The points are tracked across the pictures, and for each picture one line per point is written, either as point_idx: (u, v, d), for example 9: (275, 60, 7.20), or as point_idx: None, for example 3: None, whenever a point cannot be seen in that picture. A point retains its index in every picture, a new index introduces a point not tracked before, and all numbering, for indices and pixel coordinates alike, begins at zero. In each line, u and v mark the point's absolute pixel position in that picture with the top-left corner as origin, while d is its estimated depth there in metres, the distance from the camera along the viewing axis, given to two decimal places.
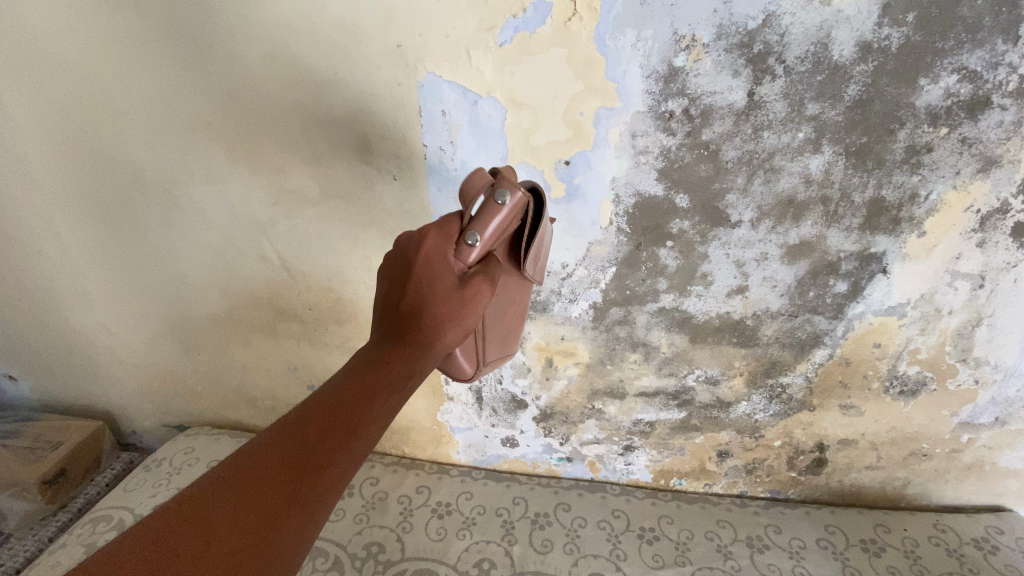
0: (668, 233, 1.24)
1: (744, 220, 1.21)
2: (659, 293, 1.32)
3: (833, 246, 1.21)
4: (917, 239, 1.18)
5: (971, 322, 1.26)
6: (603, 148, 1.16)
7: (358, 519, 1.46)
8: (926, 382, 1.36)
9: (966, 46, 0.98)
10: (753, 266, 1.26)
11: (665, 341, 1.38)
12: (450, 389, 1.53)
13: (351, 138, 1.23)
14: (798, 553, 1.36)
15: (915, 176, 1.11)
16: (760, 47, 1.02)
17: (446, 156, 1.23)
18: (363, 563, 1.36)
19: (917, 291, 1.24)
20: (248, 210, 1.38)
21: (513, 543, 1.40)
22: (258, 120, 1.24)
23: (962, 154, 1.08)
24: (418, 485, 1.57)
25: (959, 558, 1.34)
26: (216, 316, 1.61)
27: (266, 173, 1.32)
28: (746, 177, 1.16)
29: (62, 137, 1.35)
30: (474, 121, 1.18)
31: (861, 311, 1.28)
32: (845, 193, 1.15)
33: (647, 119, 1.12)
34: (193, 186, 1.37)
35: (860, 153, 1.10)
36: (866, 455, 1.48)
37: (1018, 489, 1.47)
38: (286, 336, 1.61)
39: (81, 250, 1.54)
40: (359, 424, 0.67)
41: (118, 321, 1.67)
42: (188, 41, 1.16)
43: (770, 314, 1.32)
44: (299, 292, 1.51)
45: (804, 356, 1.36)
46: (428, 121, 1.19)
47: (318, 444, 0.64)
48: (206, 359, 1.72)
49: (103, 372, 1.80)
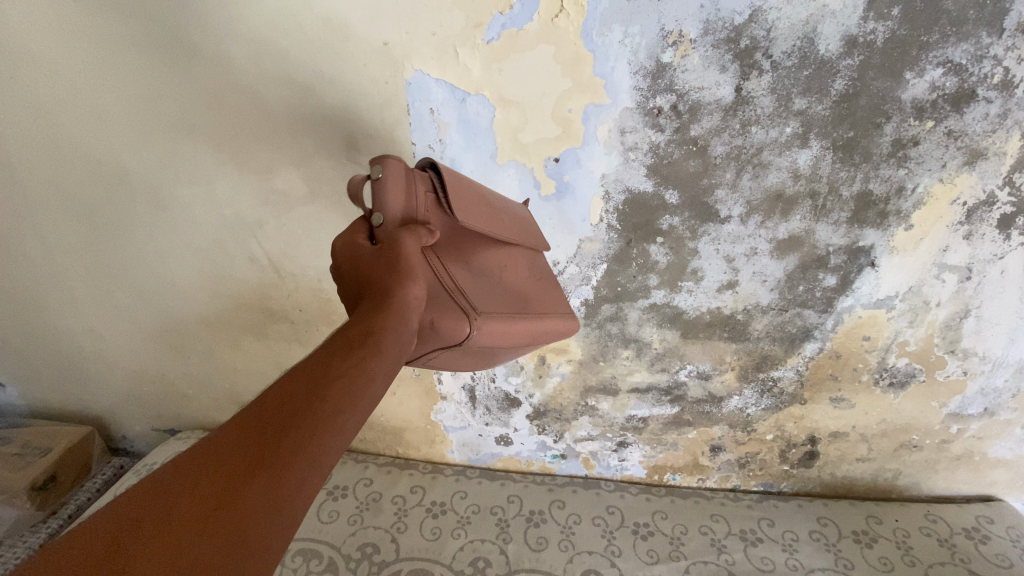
0: (658, 229, 1.24)
1: (733, 215, 1.21)
2: (650, 289, 1.32)
3: (821, 240, 1.22)
4: (905, 232, 1.18)
5: (959, 314, 1.27)
6: (592, 145, 1.16)
7: (352, 521, 1.46)
8: (915, 374, 1.37)
9: (951, 40, 0.98)
10: (743, 261, 1.26)
11: (657, 337, 1.38)
12: (443, 388, 1.53)
13: (339, 137, 1.22)
14: (791, 546, 1.37)
15: (902, 170, 1.12)
16: (747, 42, 1.02)
17: (435, 155, 1.22)
18: (357, 564, 1.35)
19: (905, 284, 1.25)
20: (236, 211, 1.37)
21: (508, 541, 1.40)
22: (244, 120, 1.23)
23: (948, 147, 1.08)
24: (412, 485, 1.57)
25: (950, 548, 1.35)
26: (205, 318, 1.59)
27: (254, 173, 1.31)
28: (735, 172, 1.16)
29: (44, 139, 1.33)
30: (463, 119, 1.17)
31: (851, 304, 1.29)
32: (833, 187, 1.15)
33: (636, 116, 1.12)
34: (179, 187, 1.36)
35: (847, 147, 1.11)
36: (857, 447, 1.49)
37: (1006, 478, 1.49)
38: (277, 338, 1.60)
39: (66, 253, 1.52)
40: (355, 375, 0.54)
41: (106, 324, 1.65)
42: (170, 39, 1.15)
43: (761, 308, 1.32)
44: (289, 293, 1.50)
45: (794, 350, 1.37)
46: (416, 119, 1.18)
47: (308, 394, 0.51)
48: (196, 362, 1.70)
49: (92, 376, 1.78)
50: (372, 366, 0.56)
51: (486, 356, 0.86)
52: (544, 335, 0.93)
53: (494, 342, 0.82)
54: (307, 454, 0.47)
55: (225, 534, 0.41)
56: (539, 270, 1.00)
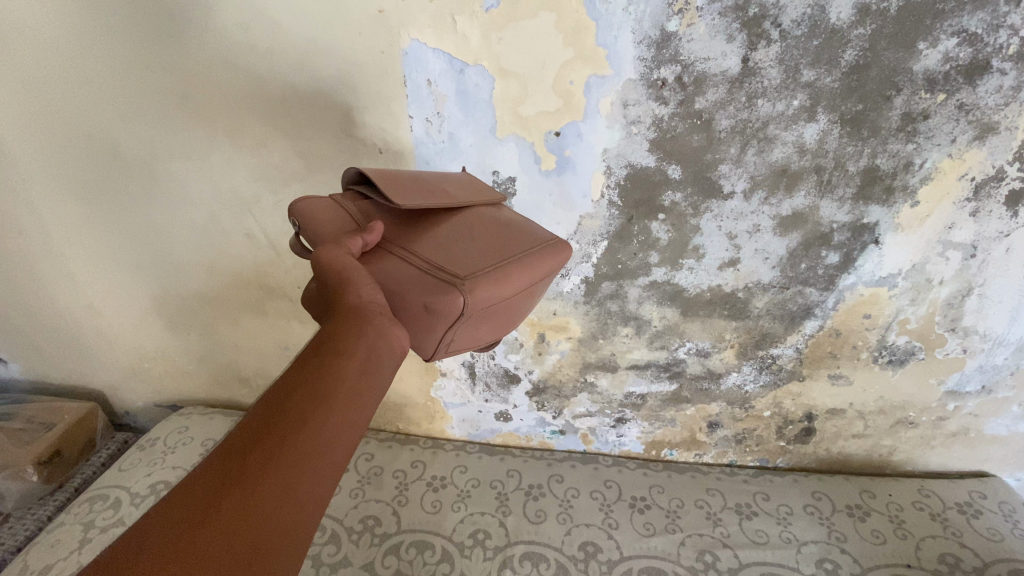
0: (660, 206, 1.22)
1: (736, 191, 1.19)
2: (651, 267, 1.30)
3: (825, 217, 1.20)
4: (911, 209, 1.16)
5: (962, 292, 1.26)
6: (594, 118, 1.13)
7: (353, 494, 1.47)
8: (915, 352, 1.37)
9: (967, 8, 0.95)
10: (745, 238, 1.25)
11: (657, 314, 1.37)
12: (443, 365, 1.53)
13: (335, 110, 1.19)
14: (785, 519, 1.38)
15: (910, 145, 1.09)
16: (756, 10, 0.99)
17: (432, 128, 1.19)
18: (360, 536, 1.36)
19: (909, 261, 1.23)
20: (232, 187, 1.35)
21: (508, 513, 1.41)
22: (237, 92, 1.20)
23: (959, 121, 1.05)
24: (413, 460, 1.58)
25: (942, 522, 1.36)
26: (205, 295, 1.59)
27: (249, 148, 1.28)
28: (739, 147, 1.13)
29: (34, 113, 1.30)
30: (461, 91, 1.14)
31: (853, 282, 1.28)
32: (839, 162, 1.13)
33: (639, 87, 1.08)
34: (174, 162, 1.33)
35: (855, 121, 1.08)
36: (853, 424, 1.50)
37: (1000, 455, 1.51)
38: (276, 315, 1.59)
39: (63, 230, 1.51)
40: (333, 375, 0.59)
41: (106, 302, 1.65)
42: (158, 8, 1.11)
43: (762, 286, 1.31)
44: (287, 270, 1.48)
45: (794, 327, 1.36)
46: (414, 90, 1.15)
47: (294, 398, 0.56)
48: (197, 339, 1.70)
49: (92, 351, 1.78)
50: (335, 367, 0.60)
51: (500, 312, 0.78)
52: (549, 259, 0.82)
53: (494, 295, 0.74)
54: (288, 461, 0.51)
55: (211, 552, 0.44)
56: (513, 216, 0.90)
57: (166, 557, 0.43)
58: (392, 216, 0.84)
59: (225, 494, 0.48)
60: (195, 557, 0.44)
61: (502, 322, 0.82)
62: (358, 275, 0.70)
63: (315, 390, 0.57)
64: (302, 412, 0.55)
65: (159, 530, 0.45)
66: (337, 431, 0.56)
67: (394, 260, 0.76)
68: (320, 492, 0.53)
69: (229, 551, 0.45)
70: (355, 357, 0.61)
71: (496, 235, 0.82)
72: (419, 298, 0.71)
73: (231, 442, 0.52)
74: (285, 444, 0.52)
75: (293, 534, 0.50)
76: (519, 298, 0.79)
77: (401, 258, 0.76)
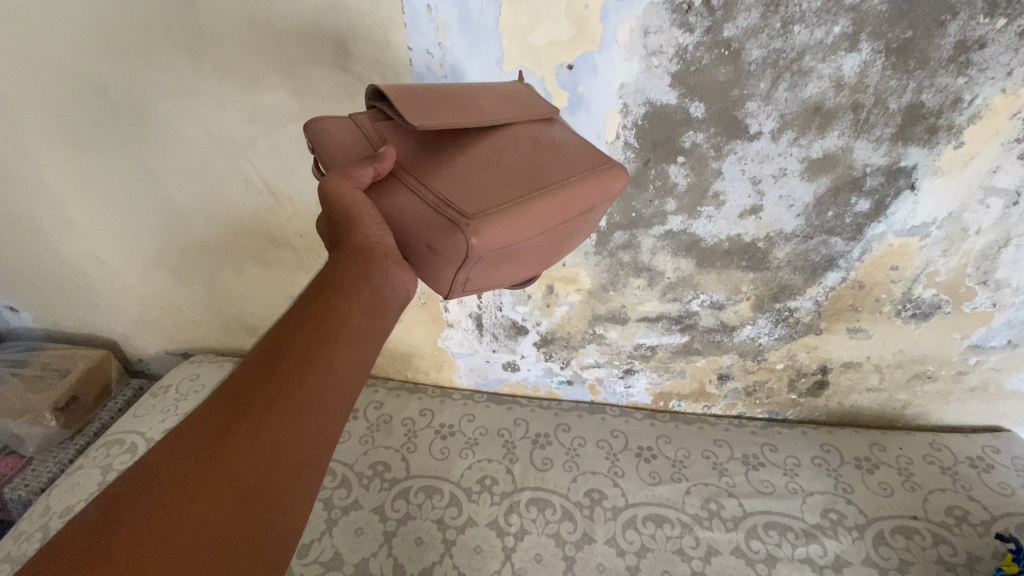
0: (680, 148, 1.13)
1: (763, 131, 1.09)
2: (667, 215, 1.23)
3: (859, 160, 1.11)
4: (954, 151, 1.07)
5: (998, 243, 1.18)
6: (610, 49, 1.03)
7: (363, 441, 1.48)
8: (941, 306, 1.30)
9: None
10: (770, 184, 1.16)
11: (671, 265, 1.31)
12: (449, 316, 1.51)
13: (327, 42, 1.10)
14: (792, 470, 1.37)
15: (961, 79, 0.98)
16: None
17: (434, 61, 1.09)
18: (371, 480, 1.38)
19: (945, 209, 1.15)
20: (224, 129, 1.28)
21: (515, 461, 1.42)
22: (222, 23, 1.10)
23: (1019, 50, 0.94)
24: (421, 408, 1.59)
25: (952, 476, 1.35)
26: (206, 244, 1.55)
27: (238, 86, 1.20)
28: (770, 81, 1.03)
29: (14, 49, 1.22)
30: (465, 18, 1.03)
31: (882, 231, 1.20)
32: (880, 98, 1.02)
33: (662, 13, 0.97)
34: (162, 102, 1.25)
35: (902, 51, 0.97)
36: (868, 377, 1.46)
37: (1018, 410, 1.47)
38: (279, 265, 1.56)
39: (58, 176, 1.46)
40: (335, 318, 0.59)
41: (109, 250, 1.63)
42: None
43: (784, 235, 1.24)
44: (288, 218, 1.43)
45: (815, 279, 1.30)
46: (412, 18, 1.05)
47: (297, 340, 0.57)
48: (202, 288, 1.68)
49: (101, 299, 1.78)
50: (338, 308, 0.60)
51: (517, 255, 0.73)
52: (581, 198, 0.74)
53: (506, 237, 0.67)
54: (294, 399, 0.52)
55: (220, 486, 0.45)
56: (547, 137, 0.80)
57: (180, 489, 0.44)
58: (411, 140, 0.77)
59: (232, 429, 0.49)
60: (204, 490, 0.45)
61: (522, 264, 0.76)
62: (364, 212, 0.67)
63: (318, 330, 0.58)
64: (307, 350, 0.56)
65: (167, 464, 0.46)
66: (342, 373, 0.57)
67: (404, 194, 0.71)
68: (328, 430, 0.55)
69: (238, 484, 0.46)
70: (357, 296, 0.62)
71: (524, 164, 0.73)
72: (423, 238, 0.67)
73: (236, 382, 0.53)
74: (296, 378, 0.54)
75: (303, 470, 0.51)
76: (541, 240, 0.73)
77: (413, 191, 0.71)
